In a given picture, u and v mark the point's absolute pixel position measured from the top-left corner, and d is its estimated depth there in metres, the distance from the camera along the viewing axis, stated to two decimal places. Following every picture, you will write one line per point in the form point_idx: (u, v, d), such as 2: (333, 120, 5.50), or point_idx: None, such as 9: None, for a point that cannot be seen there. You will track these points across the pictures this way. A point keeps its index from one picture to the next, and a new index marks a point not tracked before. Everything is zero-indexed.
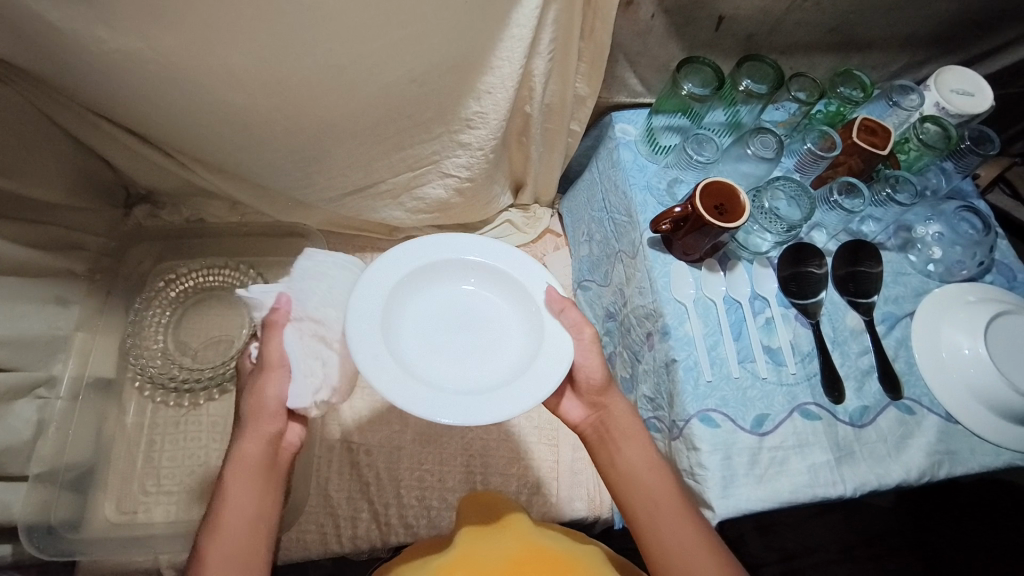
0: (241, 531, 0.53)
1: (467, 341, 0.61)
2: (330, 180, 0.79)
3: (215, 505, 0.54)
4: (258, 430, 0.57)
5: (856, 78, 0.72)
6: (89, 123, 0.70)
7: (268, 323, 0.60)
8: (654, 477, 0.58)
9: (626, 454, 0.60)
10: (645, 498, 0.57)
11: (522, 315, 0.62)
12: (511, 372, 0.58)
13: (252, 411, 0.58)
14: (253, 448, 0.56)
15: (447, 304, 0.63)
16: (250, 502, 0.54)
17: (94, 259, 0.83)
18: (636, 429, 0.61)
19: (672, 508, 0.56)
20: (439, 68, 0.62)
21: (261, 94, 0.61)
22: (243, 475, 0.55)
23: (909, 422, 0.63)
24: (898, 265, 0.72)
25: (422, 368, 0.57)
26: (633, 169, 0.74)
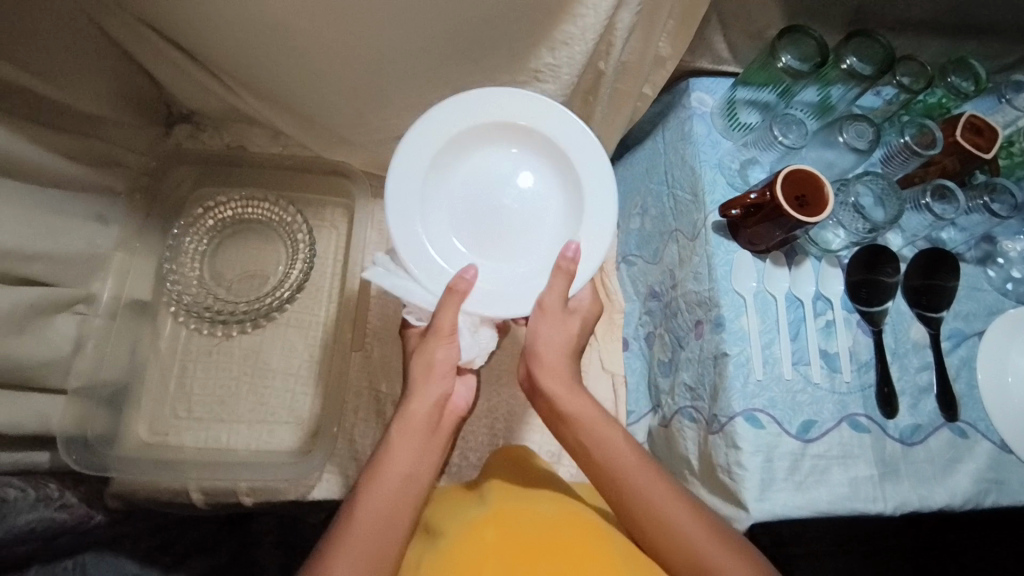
0: (399, 489, 0.57)
1: (507, 199, 0.63)
2: (382, 121, 0.75)
3: (380, 451, 0.60)
4: (422, 391, 0.61)
5: (970, 67, 0.65)
6: (139, 34, 0.66)
7: (449, 290, 0.57)
8: (605, 453, 0.59)
9: (575, 430, 0.61)
10: (607, 472, 0.59)
11: (507, 135, 0.62)
12: (561, 172, 0.63)
13: (420, 370, 0.61)
14: (421, 409, 0.60)
15: (524, 191, 0.63)
16: (408, 460, 0.59)
17: (133, 176, 0.81)
18: (583, 403, 0.61)
19: (632, 475, 0.58)
20: (518, 11, 0.57)
21: (325, 20, 0.57)
22: (411, 431, 0.60)
23: (961, 446, 0.61)
24: (974, 280, 0.67)
25: (529, 240, 0.63)
26: (706, 143, 0.68)
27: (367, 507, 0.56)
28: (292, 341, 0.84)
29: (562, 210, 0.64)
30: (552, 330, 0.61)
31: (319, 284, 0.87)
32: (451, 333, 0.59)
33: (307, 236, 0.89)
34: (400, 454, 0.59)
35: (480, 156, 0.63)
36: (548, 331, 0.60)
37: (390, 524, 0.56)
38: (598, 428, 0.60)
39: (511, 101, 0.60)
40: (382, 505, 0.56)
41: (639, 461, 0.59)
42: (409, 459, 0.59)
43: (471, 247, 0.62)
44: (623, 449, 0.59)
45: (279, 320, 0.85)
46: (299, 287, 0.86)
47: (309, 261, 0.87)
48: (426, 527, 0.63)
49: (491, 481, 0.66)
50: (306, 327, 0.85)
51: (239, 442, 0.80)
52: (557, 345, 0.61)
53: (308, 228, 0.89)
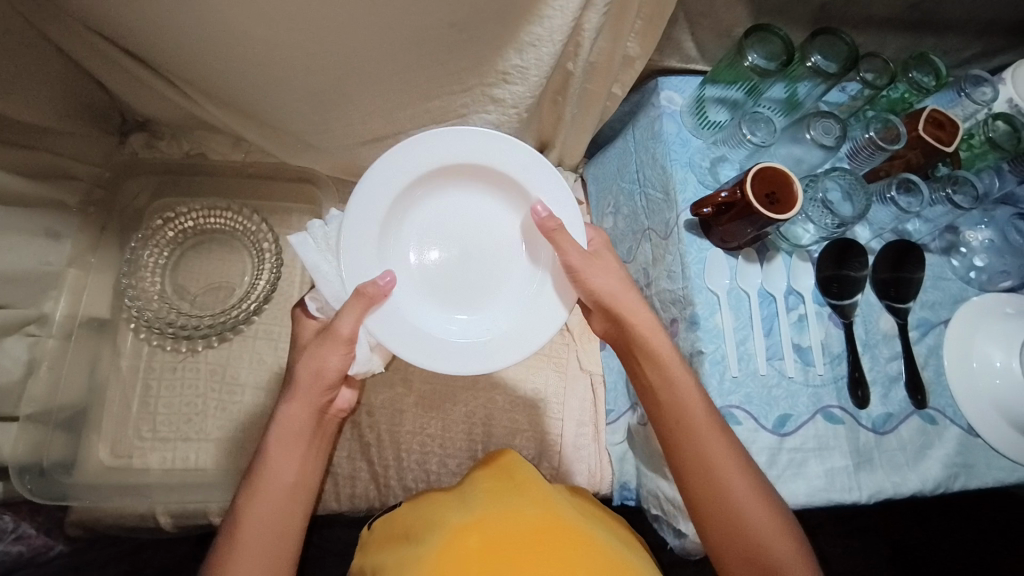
0: (281, 501, 0.57)
1: (472, 243, 0.61)
2: (348, 127, 0.73)
3: (259, 462, 0.59)
4: (301, 400, 0.59)
5: (931, 63, 0.66)
6: (84, 41, 0.63)
7: (358, 293, 0.54)
8: (675, 399, 0.57)
9: (647, 372, 0.60)
10: (670, 420, 0.58)
11: (464, 177, 0.60)
12: (523, 211, 0.61)
13: (306, 378, 0.58)
14: (301, 419, 0.59)
15: (494, 258, 0.62)
16: (292, 469, 0.59)
17: (87, 190, 0.78)
18: (659, 345, 0.60)
19: (698, 429, 0.56)
20: (484, 13, 0.55)
21: (282, 26, 0.54)
22: (291, 442, 0.59)
23: (931, 433, 0.62)
24: (939, 269, 0.69)
25: (499, 286, 0.61)
26: (676, 143, 0.68)
27: (245, 521, 0.56)
28: (261, 354, 0.81)
29: (533, 262, 0.62)
30: (605, 277, 0.59)
31: (288, 293, 0.85)
32: (350, 339, 0.56)
33: (272, 244, 0.86)
34: (280, 465, 0.58)
35: (440, 202, 0.61)
36: (599, 275, 0.59)
37: (276, 533, 0.57)
38: (672, 372, 0.58)
39: (462, 140, 0.58)
40: (262, 519, 0.56)
41: (708, 418, 0.56)
42: (288, 468, 0.58)
43: (415, 274, 0.60)
44: (690, 396, 0.57)
45: (247, 333, 0.82)
46: (266, 298, 0.83)
47: (277, 269, 0.84)
48: (391, 536, 0.63)
49: (473, 482, 0.66)
50: (275, 338, 0.82)
51: (207, 461, 0.77)
52: (615, 285, 0.60)
53: (273, 236, 0.86)
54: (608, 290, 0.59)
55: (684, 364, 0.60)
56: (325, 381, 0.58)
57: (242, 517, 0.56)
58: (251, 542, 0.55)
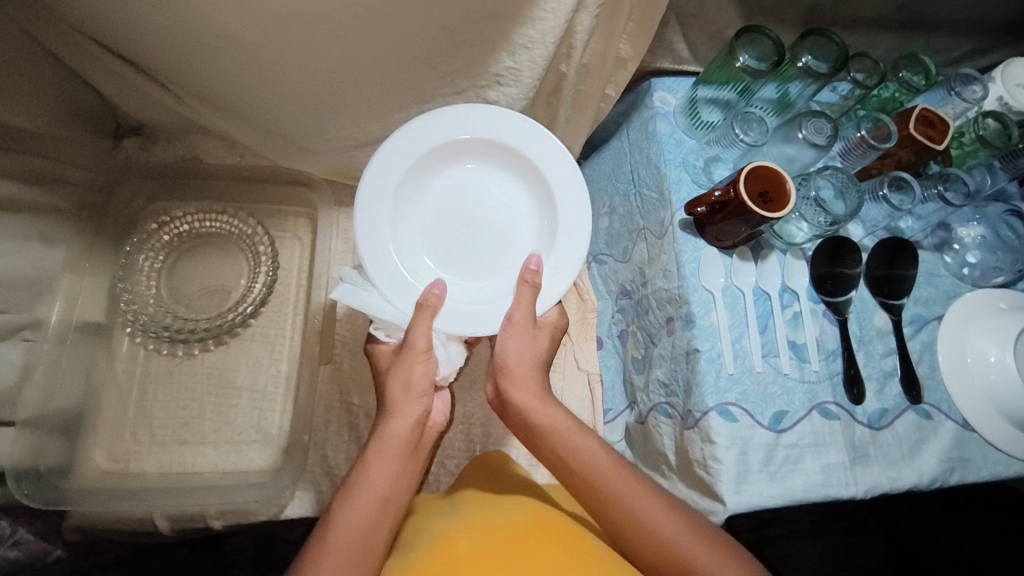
0: (380, 507, 0.57)
1: (482, 213, 0.65)
2: (342, 129, 0.73)
3: (355, 473, 0.58)
4: (404, 415, 0.60)
5: (921, 62, 0.67)
6: (78, 45, 0.63)
7: (421, 305, 0.58)
8: (583, 461, 0.59)
9: (546, 445, 0.60)
10: (584, 481, 0.59)
11: (472, 152, 0.64)
12: (529, 181, 0.65)
13: (400, 387, 0.60)
14: (401, 427, 0.60)
15: (484, 254, 0.65)
16: (387, 482, 0.58)
17: (80, 195, 0.77)
18: (553, 417, 0.61)
19: (612, 483, 0.58)
20: (477, 16, 0.55)
21: (275, 29, 0.54)
22: (392, 450, 0.59)
23: (926, 428, 0.62)
24: (932, 265, 0.69)
25: (511, 248, 0.65)
26: (670, 143, 0.69)
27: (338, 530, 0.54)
28: (258, 357, 0.81)
29: (507, 280, 0.64)
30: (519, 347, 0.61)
31: (284, 295, 0.85)
32: (428, 350, 0.60)
33: (268, 247, 0.86)
34: (377, 476, 0.57)
35: (450, 176, 0.64)
36: (514, 346, 0.61)
37: (365, 545, 0.55)
38: (575, 439, 0.60)
39: (469, 118, 0.62)
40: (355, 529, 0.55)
41: (619, 467, 0.59)
42: (389, 475, 0.58)
43: (432, 198, 0.64)
44: (597, 456, 0.59)
45: (244, 336, 0.82)
46: (262, 301, 0.83)
47: (272, 275, 0.84)
48: (404, 543, 0.61)
49: (464, 490, 0.66)
50: (272, 341, 0.82)
51: (205, 464, 0.76)
52: (524, 357, 0.62)
53: (269, 240, 0.86)
54: (513, 359, 0.61)
55: (586, 430, 0.62)
56: (421, 388, 0.61)
57: (335, 526, 0.55)
58: (351, 544, 0.54)
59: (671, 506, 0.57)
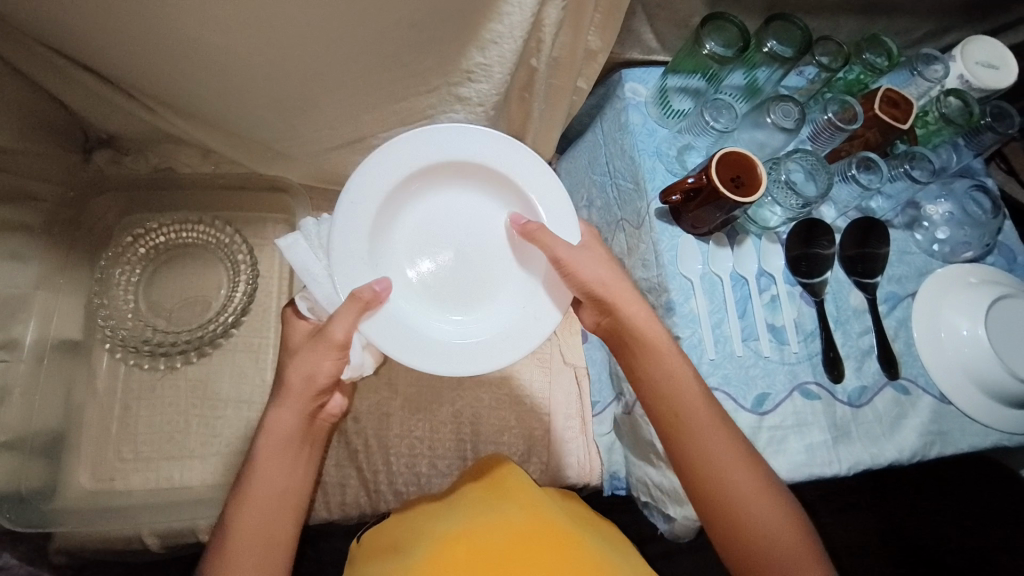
0: (273, 506, 0.57)
1: (468, 244, 0.62)
2: (316, 133, 0.72)
3: (250, 468, 0.58)
4: (291, 409, 0.58)
5: (883, 43, 0.68)
6: (40, 58, 0.61)
7: (352, 296, 0.54)
8: (672, 387, 0.57)
9: (642, 363, 0.58)
10: (670, 407, 0.57)
11: (457, 176, 0.61)
12: (517, 206, 0.62)
13: (297, 388, 0.58)
14: (289, 425, 0.58)
15: (462, 290, 0.61)
16: (280, 476, 0.58)
17: (51, 211, 0.76)
18: (652, 334, 0.59)
19: (695, 415, 0.56)
20: (443, 13, 0.56)
21: (239, 33, 0.54)
22: (277, 449, 0.58)
23: (904, 402, 0.63)
24: (903, 244, 0.70)
25: (499, 285, 0.62)
26: (643, 133, 0.69)
27: (237, 525, 0.55)
28: (242, 367, 0.80)
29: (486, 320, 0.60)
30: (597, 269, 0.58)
31: (266, 303, 0.84)
32: (343, 346, 0.56)
33: (247, 255, 0.85)
34: (269, 470, 0.57)
35: (435, 204, 0.62)
36: (586, 265, 0.58)
37: (267, 539, 0.56)
38: (666, 362, 0.57)
39: (453, 140, 0.59)
40: (255, 525, 0.56)
41: (702, 398, 0.56)
42: (279, 475, 0.58)
43: (412, 223, 0.61)
44: (684, 381, 0.57)
45: (226, 347, 0.81)
46: (243, 311, 0.82)
47: (253, 282, 0.83)
48: (375, 552, 0.62)
49: (464, 490, 0.66)
50: (256, 350, 0.81)
51: (193, 478, 0.76)
52: (603, 277, 0.58)
53: (248, 248, 0.85)
54: (592, 281, 0.58)
55: (679, 354, 0.59)
56: (314, 388, 0.58)
57: (234, 520, 0.56)
58: (249, 545, 0.55)
59: (745, 450, 0.55)
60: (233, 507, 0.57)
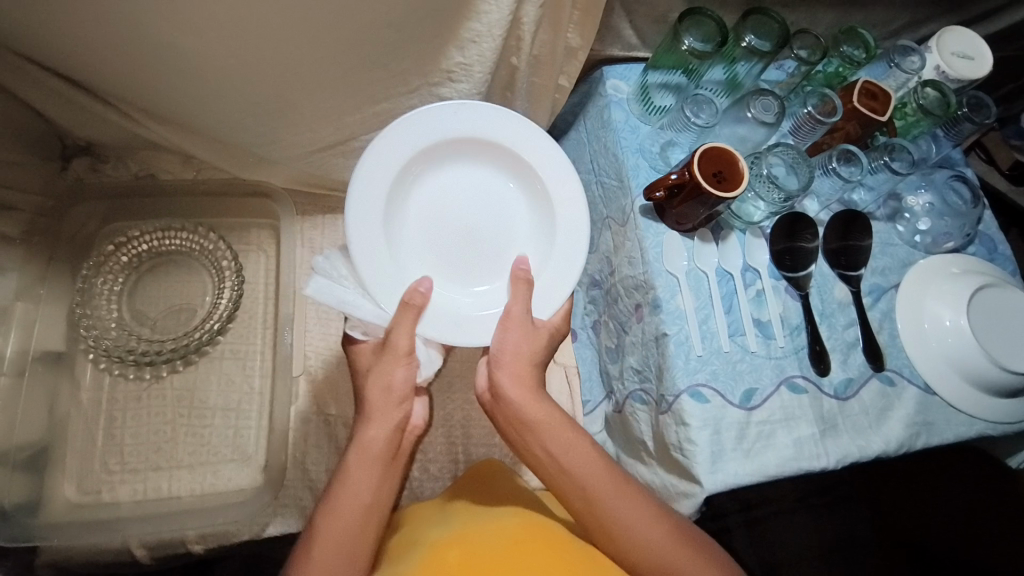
0: (361, 515, 0.57)
1: (477, 215, 0.64)
2: (297, 136, 0.72)
3: (338, 480, 0.58)
4: (382, 421, 0.58)
5: (860, 36, 0.69)
6: (13, 66, 0.60)
7: (405, 304, 0.55)
8: (575, 463, 0.57)
9: (536, 442, 0.58)
10: (574, 483, 0.57)
11: (461, 151, 0.62)
12: (522, 178, 0.64)
13: (380, 398, 0.58)
14: (381, 438, 0.58)
15: (469, 263, 0.63)
16: (368, 489, 0.57)
17: (30, 221, 0.75)
18: (547, 411, 0.58)
19: (603, 487, 0.57)
20: (420, 13, 0.55)
21: (213, 36, 0.53)
22: (371, 462, 0.58)
23: (890, 394, 0.64)
24: (887, 236, 0.71)
25: (505, 253, 0.64)
26: (625, 130, 0.69)
27: (325, 535, 0.55)
28: (230, 374, 0.80)
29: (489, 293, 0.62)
30: (518, 339, 0.57)
31: (252, 310, 0.83)
32: (409, 353, 0.58)
33: (232, 262, 0.84)
34: (361, 481, 0.57)
35: (439, 179, 0.63)
36: (511, 341, 0.57)
37: (350, 549, 0.56)
38: (570, 438, 0.58)
39: (456, 118, 0.60)
40: (345, 535, 0.56)
41: (607, 470, 0.58)
42: (368, 485, 0.57)
43: (429, 192, 0.63)
44: (589, 455, 0.58)
45: (213, 354, 0.80)
46: (229, 318, 0.81)
47: (238, 289, 0.82)
48: (395, 549, 0.61)
49: (456, 503, 0.66)
50: (243, 357, 0.81)
51: (181, 488, 0.75)
52: (520, 350, 0.57)
53: (233, 254, 0.85)
54: (509, 355, 0.57)
55: (578, 426, 0.60)
56: (398, 398, 0.59)
57: (324, 530, 0.55)
58: (339, 551, 0.55)
59: (659, 515, 0.57)
60: (321, 516, 0.57)
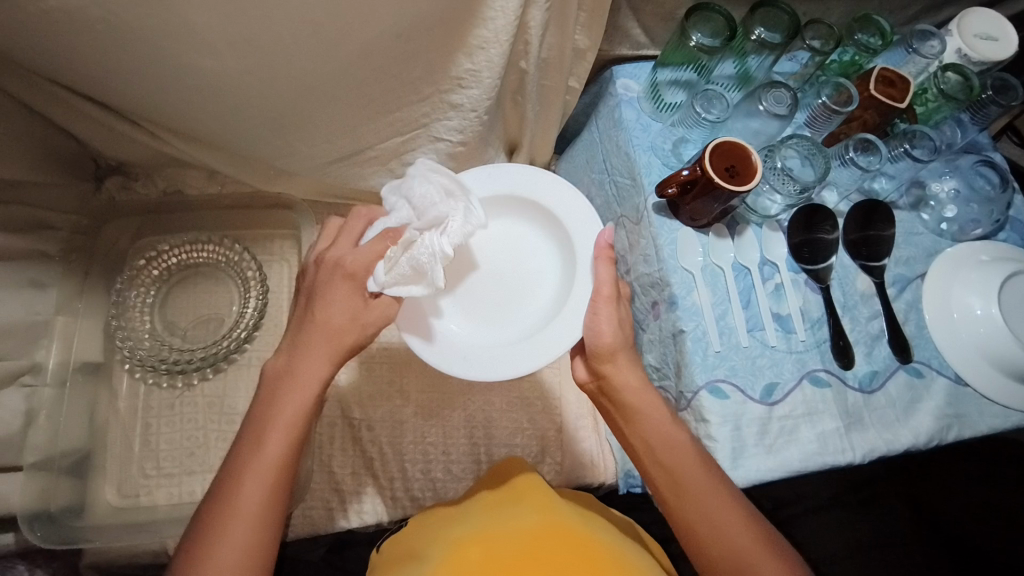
0: (270, 476, 0.52)
1: (511, 268, 0.68)
2: (313, 148, 0.74)
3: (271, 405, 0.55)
4: (317, 356, 0.55)
5: (875, 23, 0.68)
6: (52, 95, 0.64)
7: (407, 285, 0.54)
8: (672, 455, 0.55)
9: (639, 430, 0.57)
10: (667, 475, 0.56)
11: (509, 208, 0.68)
12: (548, 226, 0.68)
13: (324, 342, 0.55)
14: (321, 375, 0.55)
15: (491, 309, 0.65)
16: (296, 424, 0.54)
17: (67, 238, 0.79)
18: (649, 402, 0.57)
19: (697, 483, 0.54)
20: (428, 22, 0.57)
21: (230, 55, 0.56)
22: (299, 406, 0.54)
23: (919, 386, 0.62)
24: (910, 225, 0.69)
25: (533, 301, 0.66)
26: (636, 128, 0.69)
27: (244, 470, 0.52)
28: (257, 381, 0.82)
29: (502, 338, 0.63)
30: (613, 327, 0.57)
31: (277, 317, 0.86)
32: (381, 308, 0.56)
33: (256, 271, 0.87)
34: (292, 409, 0.54)
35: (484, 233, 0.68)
36: (605, 321, 0.57)
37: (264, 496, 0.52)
38: (666, 430, 0.56)
39: (492, 176, 0.66)
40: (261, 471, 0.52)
41: (703, 465, 0.55)
42: (286, 435, 0.53)
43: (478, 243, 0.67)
44: (687, 449, 0.55)
45: (240, 362, 0.83)
46: (255, 325, 0.84)
47: (262, 297, 0.85)
48: (400, 559, 0.61)
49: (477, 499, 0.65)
50: None
51: None
52: (613, 340, 0.56)
53: (256, 264, 0.87)
54: (606, 341, 0.56)
55: (677, 419, 0.57)
56: (347, 338, 0.55)
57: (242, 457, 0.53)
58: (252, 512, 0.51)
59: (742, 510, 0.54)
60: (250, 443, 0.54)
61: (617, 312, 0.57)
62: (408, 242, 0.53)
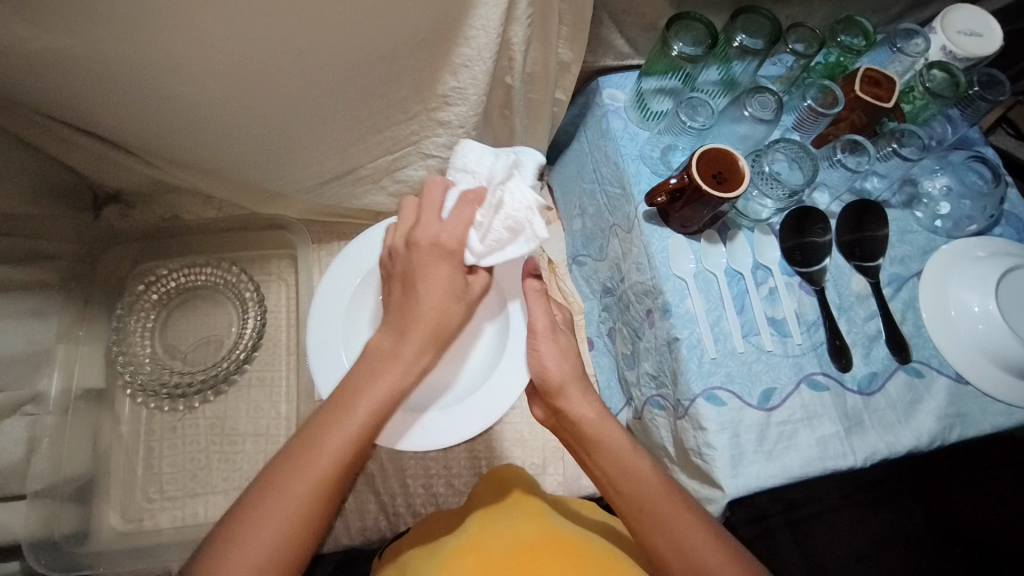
0: (327, 464, 0.45)
1: None
2: (306, 169, 0.75)
3: (350, 379, 0.49)
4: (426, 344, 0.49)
5: (858, 24, 0.68)
6: (44, 128, 0.64)
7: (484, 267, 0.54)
8: (632, 484, 0.51)
9: (600, 461, 0.53)
10: (629, 502, 0.52)
11: None
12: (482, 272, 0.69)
13: (425, 330, 0.50)
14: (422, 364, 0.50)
15: None
16: (372, 402, 0.47)
17: (68, 267, 0.79)
18: (610, 431, 0.53)
19: (659, 509, 0.50)
20: (410, 43, 0.57)
21: (216, 83, 0.56)
22: (387, 389, 0.48)
23: (919, 386, 0.62)
24: (904, 223, 0.69)
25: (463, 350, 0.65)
26: (624, 137, 0.70)
27: (299, 451, 0.45)
28: (257, 402, 0.83)
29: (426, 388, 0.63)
30: (557, 358, 0.56)
31: (276, 337, 0.87)
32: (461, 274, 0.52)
33: (255, 292, 0.88)
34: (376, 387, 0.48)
35: None
36: (548, 356, 0.56)
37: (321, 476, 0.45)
38: (627, 460, 0.52)
39: None
40: (326, 459, 0.45)
41: (665, 490, 0.51)
42: (356, 424, 0.47)
43: None
44: (648, 477, 0.52)
45: (241, 383, 0.84)
46: (255, 346, 0.85)
47: (261, 318, 0.87)
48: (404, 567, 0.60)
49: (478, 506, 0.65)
50: (269, 384, 0.84)
51: (217, 514, 0.78)
52: (563, 370, 0.55)
53: (254, 285, 0.88)
54: (552, 373, 0.55)
55: (639, 448, 0.54)
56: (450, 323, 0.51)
57: (302, 442, 0.46)
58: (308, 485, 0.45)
59: (716, 539, 0.50)
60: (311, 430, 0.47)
61: (558, 344, 0.57)
62: (495, 202, 0.52)
